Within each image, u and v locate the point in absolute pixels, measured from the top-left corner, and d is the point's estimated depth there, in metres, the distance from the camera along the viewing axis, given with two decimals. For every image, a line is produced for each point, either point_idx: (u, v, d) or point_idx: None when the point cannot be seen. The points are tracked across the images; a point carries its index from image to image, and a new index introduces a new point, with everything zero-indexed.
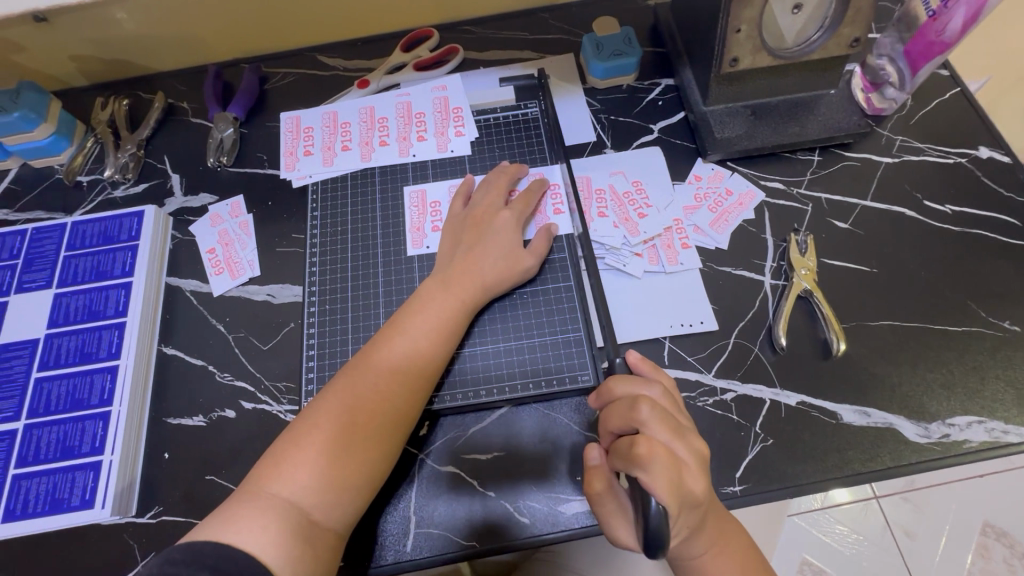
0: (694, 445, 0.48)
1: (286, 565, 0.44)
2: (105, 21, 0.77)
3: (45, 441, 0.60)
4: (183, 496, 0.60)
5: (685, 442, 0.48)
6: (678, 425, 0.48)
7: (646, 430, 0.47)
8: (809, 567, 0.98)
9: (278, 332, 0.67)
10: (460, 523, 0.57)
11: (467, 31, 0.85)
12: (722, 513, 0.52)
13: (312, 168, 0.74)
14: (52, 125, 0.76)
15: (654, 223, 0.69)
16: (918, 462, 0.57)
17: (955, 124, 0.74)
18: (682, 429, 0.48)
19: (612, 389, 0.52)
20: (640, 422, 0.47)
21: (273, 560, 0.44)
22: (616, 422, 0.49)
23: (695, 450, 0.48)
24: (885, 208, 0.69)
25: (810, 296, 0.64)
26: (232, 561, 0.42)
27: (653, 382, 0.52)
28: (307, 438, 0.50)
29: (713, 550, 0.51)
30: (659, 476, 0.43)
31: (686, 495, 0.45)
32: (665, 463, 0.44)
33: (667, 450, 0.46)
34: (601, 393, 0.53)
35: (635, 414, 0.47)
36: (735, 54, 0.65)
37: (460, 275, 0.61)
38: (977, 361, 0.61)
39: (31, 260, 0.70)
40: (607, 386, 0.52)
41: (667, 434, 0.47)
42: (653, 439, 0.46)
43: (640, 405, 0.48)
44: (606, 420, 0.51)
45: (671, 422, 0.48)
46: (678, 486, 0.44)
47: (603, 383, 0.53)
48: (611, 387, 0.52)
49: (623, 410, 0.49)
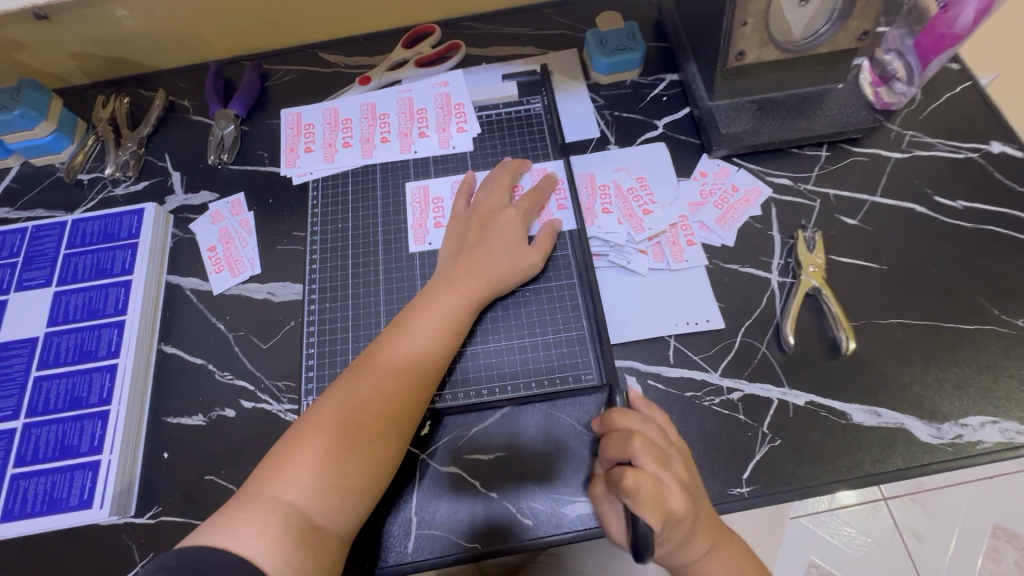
0: (681, 476, 0.47)
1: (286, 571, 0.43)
2: (106, 18, 0.77)
3: (44, 440, 0.59)
4: (182, 496, 0.59)
5: (674, 472, 0.47)
6: (665, 456, 0.48)
7: (635, 461, 0.47)
8: (816, 570, 0.97)
9: (277, 330, 0.66)
10: (463, 524, 0.56)
11: (469, 27, 0.85)
12: (729, 536, 0.52)
13: (312, 165, 0.73)
14: (52, 123, 0.76)
15: (659, 219, 0.68)
16: (930, 464, 0.56)
17: (966, 119, 0.73)
18: (671, 459, 0.48)
19: (611, 420, 0.51)
20: (630, 455, 0.47)
21: (273, 566, 0.43)
22: (611, 452, 0.49)
23: (682, 480, 0.47)
24: (894, 204, 0.68)
25: (819, 293, 0.63)
26: (226, 566, 0.41)
27: (650, 419, 0.51)
28: (309, 440, 0.49)
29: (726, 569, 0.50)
30: (643, 505, 0.44)
31: (672, 523, 0.45)
32: (651, 495, 0.44)
33: (655, 481, 0.45)
34: (602, 422, 0.53)
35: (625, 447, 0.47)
36: (741, 48, 0.64)
37: (465, 274, 0.60)
38: (990, 360, 0.60)
39: (31, 258, 0.69)
40: (608, 417, 0.52)
41: (656, 465, 0.47)
42: (641, 470, 0.46)
43: (633, 440, 0.47)
44: (603, 449, 0.51)
45: (661, 454, 0.47)
46: (662, 514, 0.44)
47: (606, 413, 0.53)
48: (610, 418, 0.52)
49: (616, 442, 0.49)
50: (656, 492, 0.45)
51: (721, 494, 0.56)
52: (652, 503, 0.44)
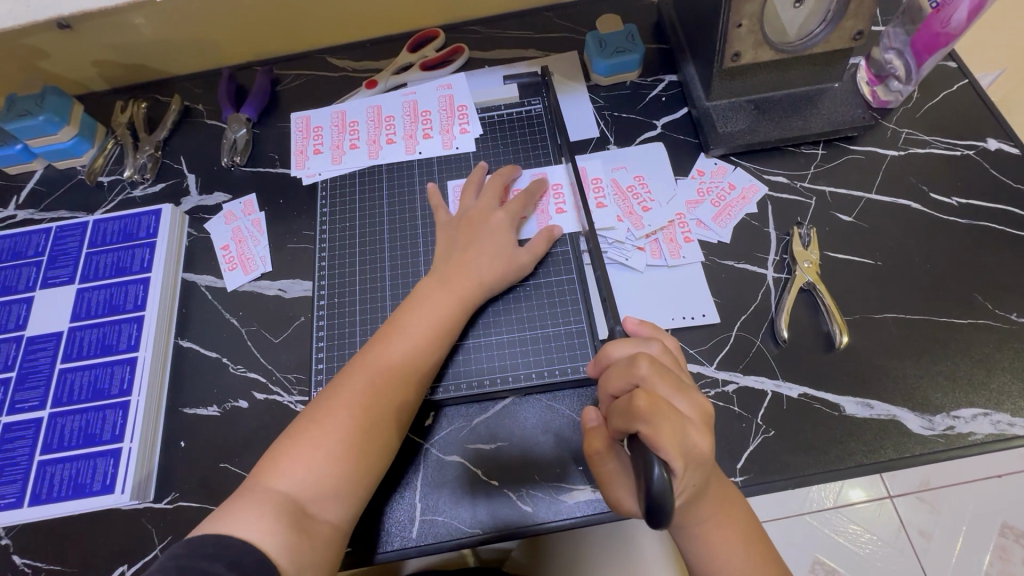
0: (697, 401, 0.46)
1: (284, 554, 0.46)
2: (124, 26, 0.80)
3: (69, 429, 0.62)
4: (198, 483, 0.62)
5: (687, 401, 0.46)
6: (680, 380, 0.47)
7: (646, 385, 0.46)
8: (823, 570, 0.88)
9: (288, 325, 0.69)
10: (465, 511, 0.58)
11: (472, 31, 0.87)
12: (723, 481, 0.51)
13: (321, 167, 0.76)
14: (74, 128, 0.79)
15: (657, 217, 0.69)
16: (922, 455, 0.57)
17: (962, 116, 0.74)
18: (685, 386, 0.47)
19: (611, 352, 0.52)
20: (641, 378, 0.46)
21: (271, 550, 0.46)
22: (614, 382, 0.48)
23: (700, 406, 0.46)
24: (890, 201, 0.69)
25: (814, 288, 0.64)
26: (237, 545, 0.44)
27: (652, 339, 0.52)
28: (305, 434, 0.52)
29: (717, 519, 0.49)
30: (662, 431, 0.42)
31: (691, 450, 0.43)
32: (666, 418, 0.43)
33: (669, 403, 0.44)
34: (600, 358, 0.53)
35: (635, 370, 0.46)
36: (737, 49, 0.65)
37: (457, 274, 0.62)
38: (983, 353, 0.61)
39: (55, 257, 0.73)
40: (607, 352, 0.52)
41: (670, 389, 0.46)
42: (654, 392, 0.45)
43: (640, 364, 0.47)
44: (604, 382, 0.50)
45: (672, 378, 0.47)
46: (683, 443, 0.43)
47: (602, 347, 0.53)
48: (610, 350, 0.51)
49: (621, 368, 0.48)
50: (673, 416, 0.43)
51: None
52: (670, 425, 0.42)
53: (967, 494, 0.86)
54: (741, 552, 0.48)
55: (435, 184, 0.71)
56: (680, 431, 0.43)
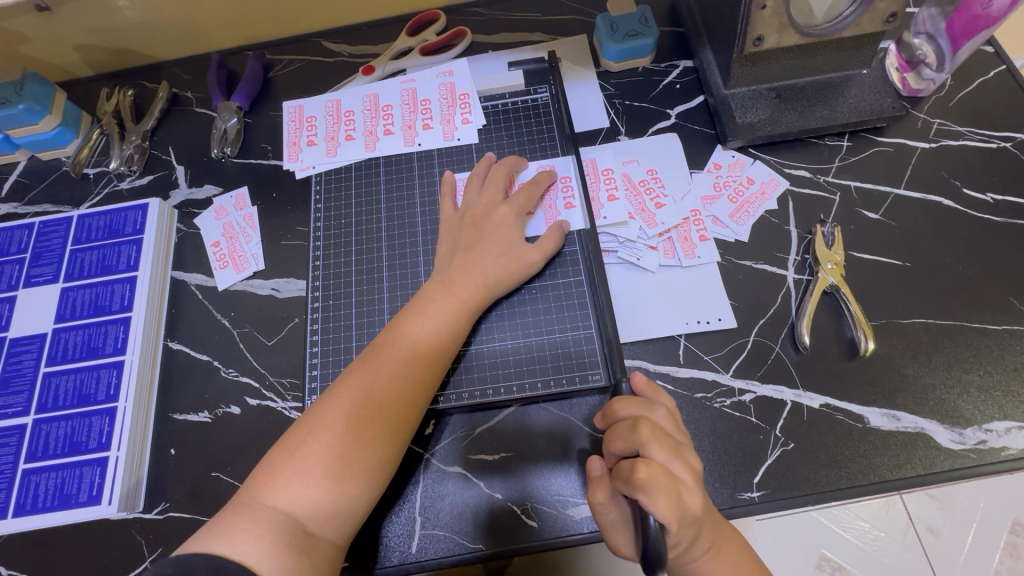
0: (691, 463, 0.45)
1: None
2: (106, 8, 0.76)
3: (54, 436, 0.60)
4: (190, 492, 0.59)
5: (688, 464, 0.45)
6: (677, 443, 0.45)
7: (645, 452, 0.44)
8: (827, 564, 0.82)
9: (282, 327, 0.66)
10: (467, 525, 0.56)
11: (475, 13, 0.82)
12: (724, 525, 0.49)
13: (315, 159, 0.72)
14: (56, 117, 0.75)
15: (671, 214, 0.65)
16: (950, 470, 0.54)
17: (999, 106, 0.69)
18: (680, 448, 0.45)
19: (615, 410, 0.49)
20: (640, 445, 0.44)
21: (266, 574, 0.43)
22: (616, 444, 0.46)
23: (692, 468, 0.45)
24: (920, 197, 0.65)
25: (837, 291, 0.60)
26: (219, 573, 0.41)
27: (656, 402, 0.49)
28: (302, 449, 0.49)
29: (718, 555, 0.47)
30: (659, 501, 0.41)
31: (686, 515, 0.42)
32: (664, 488, 0.41)
33: (666, 471, 0.43)
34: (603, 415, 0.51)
35: (636, 435, 0.45)
36: (760, 33, 0.60)
37: (461, 276, 0.58)
38: (1017, 363, 0.57)
39: (39, 254, 0.69)
40: (613, 409, 0.49)
41: (666, 454, 0.44)
42: (652, 460, 0.43)
43: (641, 429, 0.45)
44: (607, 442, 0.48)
45: (672, 442, 0.45)
46: (679, 509, 0.42)
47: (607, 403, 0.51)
48: (614, 408, 0.49)
49: (623, 431, 0.46)
50: (669, 484, 0.42)
51: (730, 499, 0.54)
52: (668, 496, 0.41)
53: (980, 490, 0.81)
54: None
55: (449, 174, 0.67)
56: (677, 498, 0.42)
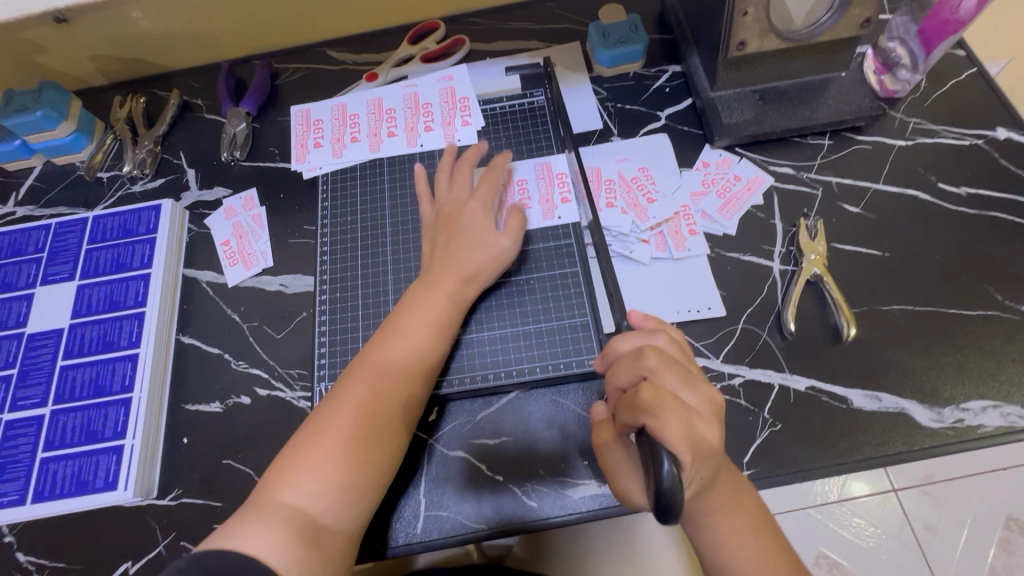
0: (705, 392, 0.46)
1: (294, 571, 0.46)
2: (122, 20, 0.80)
3: (71, 426, 0.62)
4: (202, 479, 0.62)
5: (699, 394, 0.46)
6: (687, 372, 0.47)
7: (652, 378, 0.46)
8: (825, 562, 0.84)
9: (290, 321, 0.68)
10: (471, 507, 0.58)
11: (474, 23, 0.86)
12: (734, 473, 0.50)
13: (322, 160, 0.75)
14: (72, 123, 0.79)
15: (663, 208, 0.68)
16: (931, 448, 0.57)
17: (971, 105, 0.73)
18: (686, 383, 0.46)
19: (617, 347, 0.51)
20: (648, 371, 0.46)
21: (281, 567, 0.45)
22: (622, 376, 0.48)
23: (708, 398, 0.46)
24: (898, 191, 0.68)
25: (821, 280, 0.63)
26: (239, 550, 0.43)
27: (658, 330, 0.51)
28: (310, 448, 0.51)
29: (724, 509, 0.49)
30: (669, 423, 0.42)
31: (701, 443, 0.44)
32: (675, 412, 0.43)
33: (676, 396, 0.45)
34: (606, 354, 0.52)
35: (642, 362, 0.47)
36: (742, 38, 0.64)
37: (452, 274, 0.61)
38: (993, 346, 0.60)
39: (55, 254, 0.72)
40: (613, 346, 0.52)
41: (676, 381, 0.46)
42: (661, 386, 0.45)
43: (649, 356, 0.47)
44: (611, 377, 0.50)
45: (680, 370, 0.47)
46: (690, 435, 0.43)
47: (607, 344, 0.53)
48: (616, 344, 0.51)
49: (628, 362, 0.48)
50: (680, 409, 0.43)
51: None
52: (677, 420, 0.42)
53: (972, 485, 0.84)
54: (751, 542, 0.48)
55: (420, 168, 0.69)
56: (687, 424, 0.43)
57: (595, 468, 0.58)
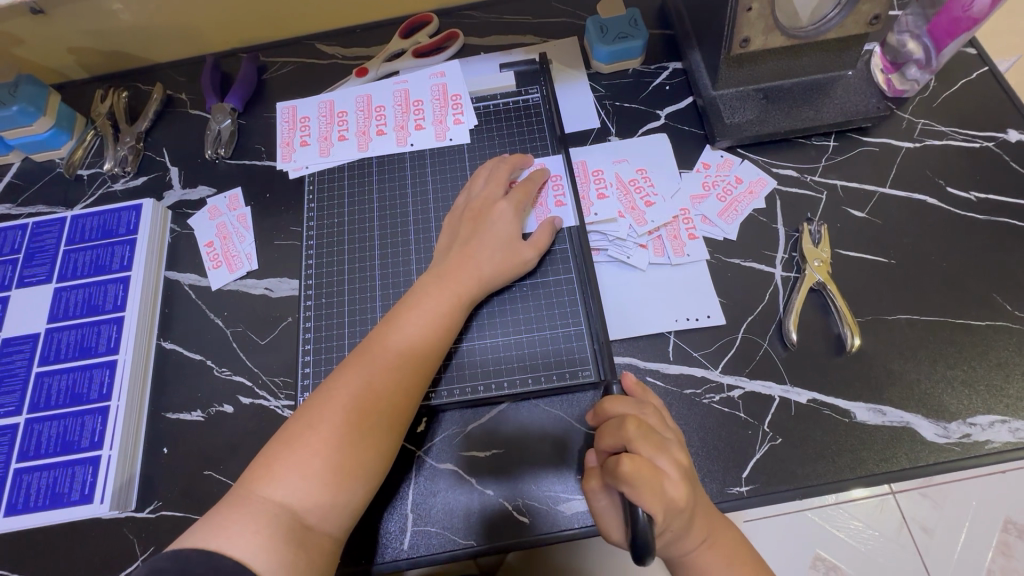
0: (681, 462, 0.45)
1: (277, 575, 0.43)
2: (101, 12, 0.77)
3: (46, 435, 0.60)
4: (182, 491, 0.59)
5: (676, 463, 0.45)
6: (665, 441, 0.46)
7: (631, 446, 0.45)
8: (821, 564, 0.82)
9: (275, 326, 0.66)
10: (459, 522, 0.56)
11: (468, 16, 0.83)
12: (717, 512, 0.49)
13: (308, 159, 0.72)
14: (50, 119, 0.76)
15: (661, 211, 0.66)
16: (936, 464, 0.55)
17: (982, 106, 0.70)
18: (666, 444, 0.46)
19: (608, 409, 0.51)
20: (627, 440, 0.45)
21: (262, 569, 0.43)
22: (607, 440, 0.47)
23: (682, 467, 0.45)
24: (905, 195, 0.66)
25: (824, 288, 0.61)
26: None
27: (647, 404, 0.51)
28: (301, 440, 0.49)
29: (707, 542, 0.47)
30: (642, 496, 0.41)
31: (670, 510, 0.43)
32: (648, 485, 0.42)
33: (651, 464, 0.44)
34: (598, 411, 0.52)
35: (623, 431, 0.46)
36: (745, 35, 0.61)
37: (455, 269, 0.59)
38: (1001, 358, 0.58)
39: (32, 255, 0.70)
40: (604, 406, 0.51)
41: (655, 451, 0.45)
42: (638, 455, 0.44)
43: (629, 424, 0.45)
44: (599, 438, 0.49)
45: (659, 440, 0.46)
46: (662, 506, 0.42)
47: (599, 403, 0.52)
48: (607, 406, 0.50)
49: (612, 427, 0.47)
50: (655, 478, 0.42)
51: (719, 493, 0.55)
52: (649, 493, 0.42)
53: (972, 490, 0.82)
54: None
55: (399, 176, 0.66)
56: (661, 490, 0.42)
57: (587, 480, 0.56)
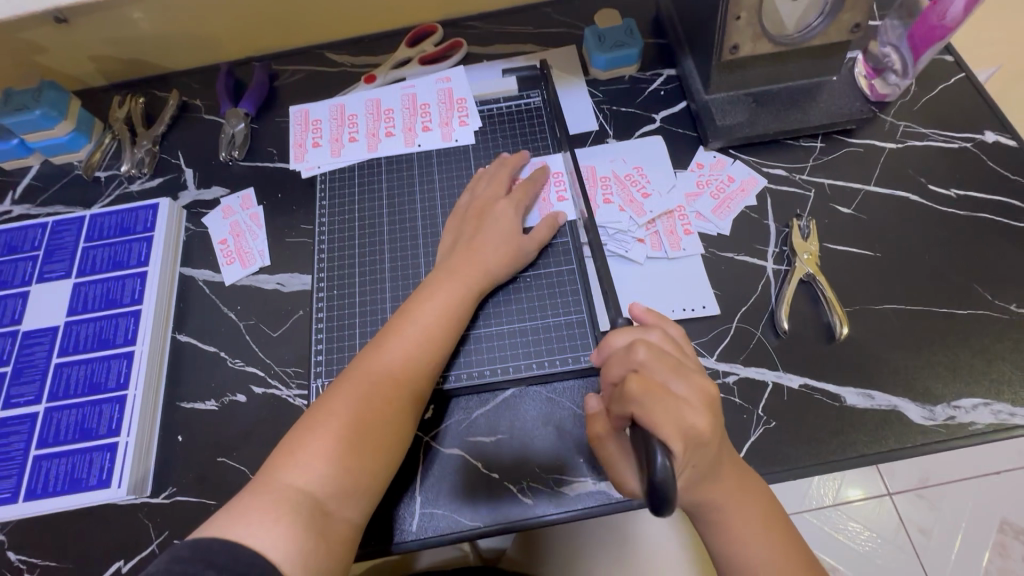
0: (699, 385, 0.47)
1: (299, 558, 0.45)
2: (122, 21, 0.80)
3: (65, 423, 0.62)
4: (197, 477, 0.61)
5: (693, 388, 0.47)
6: (678, 362, 0.48)
7: (643, 371, 0.46)
8: (822, 565, 0.89)
9: (287, 319, 0.69)
10: (466, 504, 0.58)
11: (471, 26, 0.87)
12: (741, 467, 0.51)
13: (320, 159, 0.75)
14: (70, 123, 0.79)
15: (658, 207, 0.69)
16: (923, 445, 0.57)
17: (959, 109, 0.74)
18: (683, 368, 0.47)
19: (611, 341, 0.52)
20: (637, 363, 0.47)
21: (284, 555, 0.45)
22: (614, 370, 0.49)
23: (702, 389, 0.47)
24: (889, 193, 0.69)
25: (813, 279, 0.64)
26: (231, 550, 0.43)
27: (653, 326, 0.52)
28: (322, 429, 0.51)
29: (734, 503, 0.49)
30: (657, 412, 0.43)
31: (693, 433, 0.44)
32: (665, 406, 0.43)
33: (666, 386, 0.45)
34: (600, 347, 0.53)
35: (632, 356, 0.47)
36: (735, 41, 0.65)
37: (465, 263, 0.62)
38: (982, 344, 0.61)
39: (52, 252, 0.72)
40: (608, 339, 0.52)
41: (667, 371, 0.46)
42: (649, 376, 0.45)
43: (637, 349, 0.47)
44: (605, 371, 0.50)
45: (671, 360, 0.47)
46: (680, 424, 0.43)
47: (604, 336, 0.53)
48: (611, 339, 0.52)
49: (620, 355, 0.49)
50: (669, 398, 0.44)
51: None
52: (666, 418, 0.43)
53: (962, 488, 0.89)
54: (758, 533, 0.49)
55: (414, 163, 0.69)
56: (676, 411, 0.44)
57: (592, 464, 0.58)
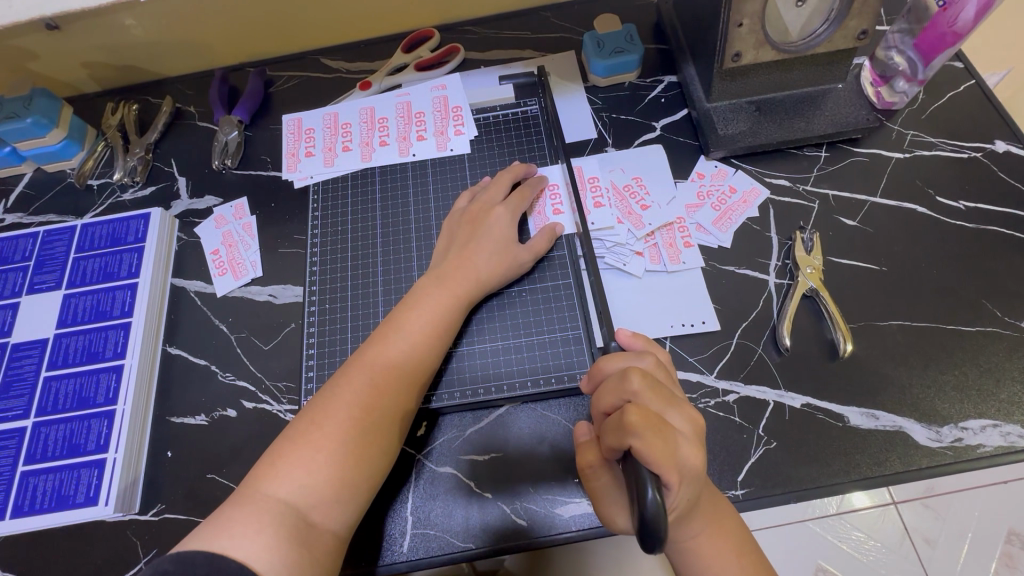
0: (688, 414, 0.46)
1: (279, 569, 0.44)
2: (115, 28, 0.79)
3: (53, 438, 0.61)
4: (185, 494, 0.60)
5: (682, 421, 0.46)
6: (670, 394, 0.47)
7: (637, 401, 0.45)
8: None
9: (278, 332, 0.67)
10: (458, 525, 0.57)
11: (469, 31, 0.86)
12: (715, 495, 0.50)
13: (313, 169, 0.74)
14: (62, 131, 0.78)
15: (657, 219, 0.68)
16: (929, 467, 0.55)
17: (969, 117, 0.72)
18: (674, 400, 0.47)
19: (603, 367, 0.50)
20: (632, 392, 0.45)
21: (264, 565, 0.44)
22: (606, 399, 0.47)
23: (691, 420, 0.46)
24: (895, 204, 0.67)
25: (816, 295, 0.62)
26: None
27: (645, 353, 0.51)
28: (306, 437, 0.50)
29: (709, 534, 0.48)
30: (654, 444, 0.41)
31: (685, 466, 0.43)
32: (660, 438, 0.42)
33: (661, 417, 0.44)
34: (592, 374, 0.52)
35: (627, 385, 0.46)
36: (737, 49, 0.63)
37: (455, 271, 0.60)
38: (991, 363, 0.59)
39: (42, 262, 0.71)
40: (598, 366, 0.51)
41: (660, 403, 0.45)
42: (645, 406, 0.44)
43: (631, 377, 0.46)
44: (596, 399, 0.49)
45: (663, 391, 0.46)
46: (674, 458, 0.42)
47: (595, 364, 0.52)
48: (604, 365, 0.50)
49: (613, 383, 0.47)
50: (664, 430, 0.43)
51: None
52: (662, 452, 0.41)
53: None
54: (734, 566, 0.47)
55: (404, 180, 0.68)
56: (670, 444, 0.42)
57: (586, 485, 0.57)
